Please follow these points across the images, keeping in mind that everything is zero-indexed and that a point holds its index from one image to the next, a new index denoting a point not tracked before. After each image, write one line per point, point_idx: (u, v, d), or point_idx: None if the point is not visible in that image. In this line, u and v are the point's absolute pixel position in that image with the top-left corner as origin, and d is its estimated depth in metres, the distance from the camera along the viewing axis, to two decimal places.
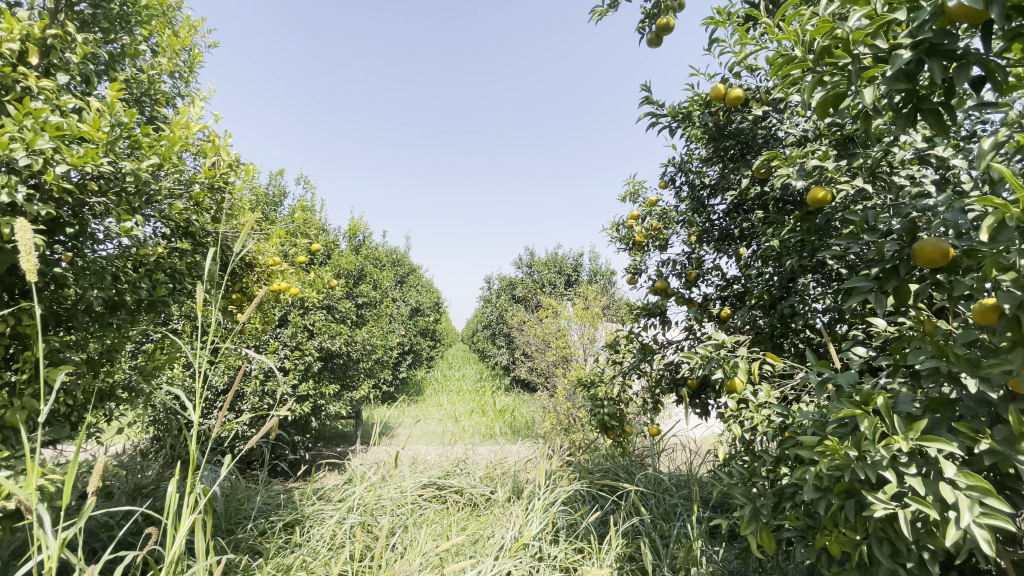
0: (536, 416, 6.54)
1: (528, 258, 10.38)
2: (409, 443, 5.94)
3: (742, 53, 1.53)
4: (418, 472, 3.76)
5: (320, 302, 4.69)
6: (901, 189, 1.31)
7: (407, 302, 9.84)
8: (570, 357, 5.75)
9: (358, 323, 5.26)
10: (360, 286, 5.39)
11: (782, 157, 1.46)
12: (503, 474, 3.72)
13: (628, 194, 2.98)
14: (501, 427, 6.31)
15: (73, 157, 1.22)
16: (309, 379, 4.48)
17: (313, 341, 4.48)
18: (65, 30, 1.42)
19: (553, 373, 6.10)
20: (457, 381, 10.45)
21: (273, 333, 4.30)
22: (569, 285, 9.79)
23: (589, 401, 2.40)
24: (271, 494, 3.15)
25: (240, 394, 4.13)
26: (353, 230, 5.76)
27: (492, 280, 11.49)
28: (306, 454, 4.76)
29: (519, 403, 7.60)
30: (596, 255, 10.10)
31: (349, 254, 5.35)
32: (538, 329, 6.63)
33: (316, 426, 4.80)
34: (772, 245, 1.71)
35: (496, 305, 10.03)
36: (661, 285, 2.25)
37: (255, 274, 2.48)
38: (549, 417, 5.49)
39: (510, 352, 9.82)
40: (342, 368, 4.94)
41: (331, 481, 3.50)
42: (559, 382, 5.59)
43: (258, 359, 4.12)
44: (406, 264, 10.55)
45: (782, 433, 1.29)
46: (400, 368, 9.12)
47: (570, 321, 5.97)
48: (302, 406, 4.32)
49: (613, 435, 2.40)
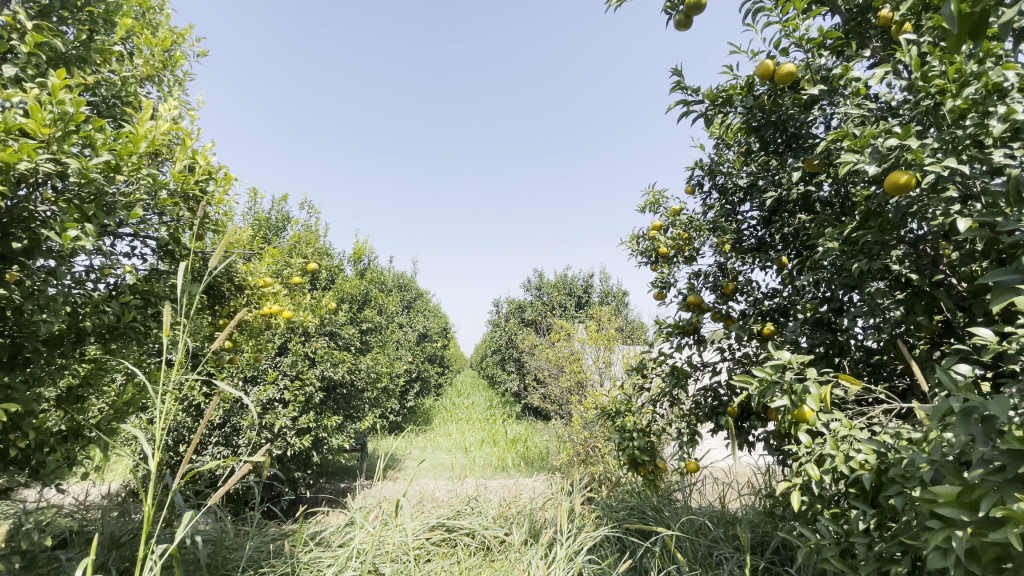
0: (550, 446, 6.19)
1: (537, 280, 10.14)
2: (418, 478, 5.62)
3: (790, 24, 1.32)
4: (426, 511, 3.47)
5: (323, 329, 4.48)
6: (1001, 171, 1.10)
7: (414, 328, 9.60)
8: (586, 382, 5.45)
9: (363, 349, 5.03)
10: (364, 311, 5.18)
11: (852, 139, 1.23)
12: (518, 513, 3.40)
13: (646, 204, 2.76)
14: (513, 458, 5.97)
15: (5, 152, 1.01)
16: (310, 411, 4.23)
17: (314, 369, 4.25)
18: (18, 18, 1.26)
19: (568, 400, 5.79)
20: (467, 409, 10.11)
21: (272, 363, 4.07)
22: (580, 308, 9.52)
23: (614, 434, 2.13)
24: (265, 538, 2.91)
25: (236, 428, 3.87)
26: (358, 254, 5.58)
27: (500, 303, 11.25)
28: (308, 491, 4.47)
29: (531, 432, 7.25)
30: (606, 276, 9.84)
31: (354, 278, 5.16)
32: (550, 353, 6.34)
33: (318, 461, 4.53)
34: (831, 248, 1.48)
35: (505, 329, 9.76)
36: (694, 300, 2.00)
37: (244, 296, 2.28)
38: (565, 447, 5.15)
39: (521, 378, 9.49)
40: (345, 398, 4.69)
41: (330, 523, 3.22)
42: (575, 409, 5.28)
43: (256, 390, 3.89)
44: (413, 289, 10.36)
45: (879, 476, 1.05)
46: (408, 397, 8.82)
47: (585, 344, 5.69)
48: (303, 439, 4.06)
49: (644, 472, 2.11)
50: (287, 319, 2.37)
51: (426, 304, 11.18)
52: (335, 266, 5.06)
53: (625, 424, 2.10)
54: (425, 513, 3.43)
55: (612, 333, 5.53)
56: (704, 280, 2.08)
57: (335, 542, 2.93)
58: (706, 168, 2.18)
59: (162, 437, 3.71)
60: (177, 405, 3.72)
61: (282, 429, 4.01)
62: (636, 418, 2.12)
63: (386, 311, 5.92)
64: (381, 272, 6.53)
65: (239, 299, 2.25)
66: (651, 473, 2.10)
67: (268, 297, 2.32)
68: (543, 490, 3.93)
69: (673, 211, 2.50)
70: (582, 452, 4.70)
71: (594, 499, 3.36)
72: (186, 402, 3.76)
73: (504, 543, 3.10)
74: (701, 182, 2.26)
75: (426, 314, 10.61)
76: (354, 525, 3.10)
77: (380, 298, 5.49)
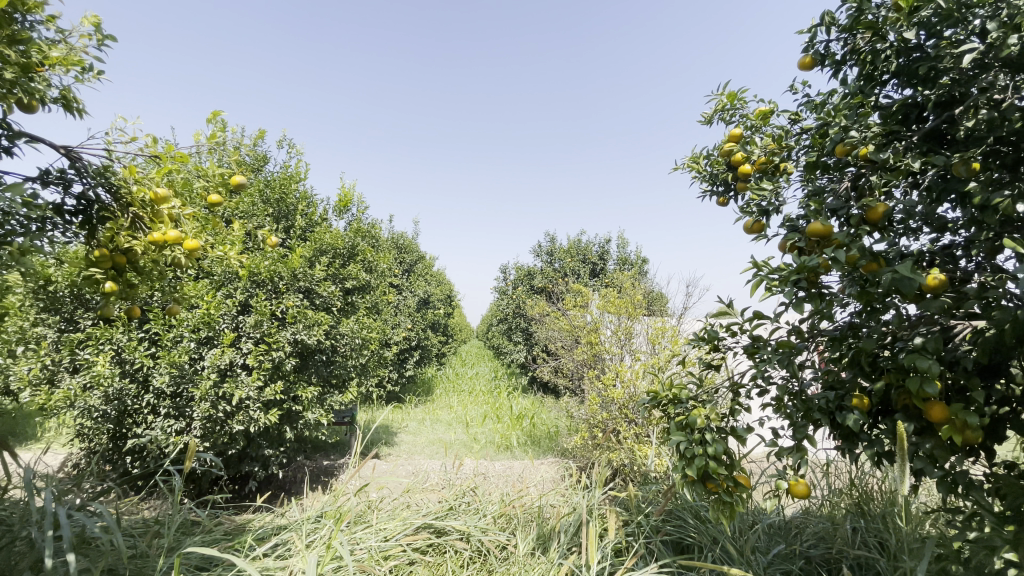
0: (559, 425, 5.54)
1: (548, 244, 9.33)
2: (411, 457, 5.03)
3: None
4: (412, 506, 2.83)
5: (296, 284, 3.77)
6: None
7: (415, 293, 8.85)
8: (604, 357, 4.73)
9: (348, 311, 4.34)
10: (350, 267, 4.44)
11: None
12: (523, 512, 2.76)
13: (715, 111, 2.01)
14: (517, 437, 5.38)
15: None
16: (280, 379, 3.57)
17: (285, 331, 3.57)
18: None
19: (581, 376, 5.08)
20: (470, 381, 9.51)
21: (231, 322, 3.40)
22: (594, 276, 8.77)
23: (675, 436, 1.42)
24: (214, 534, 2.34)
25: (191, 397, 3.24)
26: (343, 203, 4.80)
27: (507, 269, 10.50)
28: (281, 471, 3.88)
29: (539, 407, 6.61)
30: (624, 242, 8.99)
31: (338, 228, 4.43)
32: (562, 321, 5.63)
33: (294, 437, 3.92)
34: None
35: (513, 297, 9.05)
36: (820, 230, 1.25)
37: (128, 216, 1.61)
38: (578, 429, 4.49)
39: (528, 349, 8.81)
40: (325, 366, 4.02)
41: (292, 515, 2.59)
42: (590, 385, 4.60)
43: (211, 353, 3.22)
44: (415, 252, 9.53)
45: None
46: (406, 366, 8.23)
47: (603, 312, 4.94)
48: (270, 414, 3.43)
49: (716, 491, 1.40)
50: (197, 252, 1.62)
51: (430, 269, 10.43)
52: (315, 214, 4.32)
53: (696, 421, 1.38)
54: (411, 508, 2.79)
55: (635, 300, 4.79)
56: (828, 201, 1.34)
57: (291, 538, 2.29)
58: (839, 26, 1.42)
59: (99, 407, 3.09)
60: (116, 370, 3.08)
61: (244, 401, 3.36)
62: (713, 413, 1.39)
63: (378, 270, 5.20)
64: (373, 227, 5.77)
65: (118, 217, 1.59)
66: (730, 496, 1.40)
67: (166, 219, 1.60)
68: (551, 482, 3.29)
69: (760, 113, 1.78)
70: (599, 436, 4.03)
71: (619, 499, 2.69)
72: (127, 366, 3.11)
73: (506, 552, 2.47)
74: (826, 52, 1.50)
75: (429, 279, 9.86)
76: (322, 522, 2.47)
77: (370, 254, 4.76)
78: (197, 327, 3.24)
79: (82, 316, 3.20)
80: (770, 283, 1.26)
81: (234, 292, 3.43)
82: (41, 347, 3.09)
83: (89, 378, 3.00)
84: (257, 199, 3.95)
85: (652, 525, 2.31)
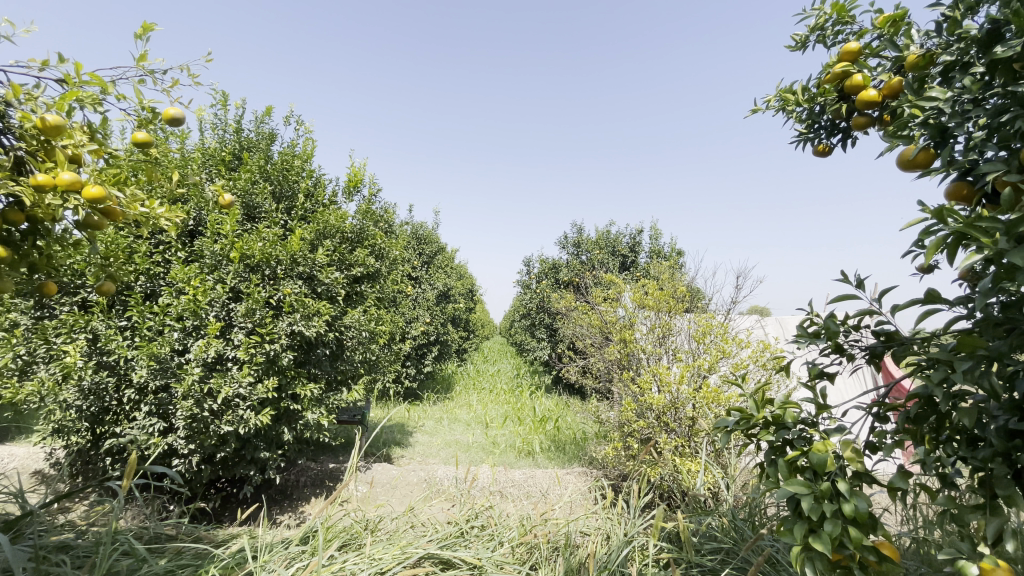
0: (586, 429, 5.06)
1: (576, 235, 8.82)
2: (424, 462, 4.63)
3: None
4: (417, 527, 2.39)
5: (295, 270, 3.39)
6: None
7: (434, 285, 8.45)
8: (639, 356, 4.21)
9: (355, 301, 3.96)
10: (358, 253, 4.06)
11: None
12: (547, 540, 2.29)
13: (812, 31, 1.51)
14: (539, 442, 4.94)
15: None
16: (275, 375, 3.20)
17: (282, 321, 3.19)
18: None
19: (612, 376, 4.58)
20: (491, 379, 9.11)
21: (221, 311, 3.04)
22: (625, 269, 8.22)
23: (784, 481, 0.91)
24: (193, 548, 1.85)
25: (174, 394, 2.90)
26: (354, 184, 4.42)
27: (531, 261, 10.03)
28: (279, 476, 3.53)
29: (564, 409, 6.14)
30: (657, 233, 8.40)
31: (345, 210, 4.04)
32: (590, 317, 5.14)
33: (294, 439, 3.56)
34: None
35: (537, 291, 8.58)
36: None
37: (16, 155, 1.17)
38: (609, 437, 4.00)
39: (553, 346, 8.32)
40: (328, 362, 3.65)
41: (285, 528, 2.17)
42: (623, 387, 4.09)
43: (196, 345, 2.86)
44: (435, 243, 9.10)
45: None
46: (424, 362, 7.87)
47: (639, 307, 4.39)
48: (262, 414, 3.06)
49: (846, 567, 0.88)
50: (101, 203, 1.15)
51: (450, 262, 10.03)
52: (323, 195, 3.96)
53: (823, 462, 0.88)
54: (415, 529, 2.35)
55: (674, 292, 4.25)
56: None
57: (271, 561, 1.75)
58: None
59: (74, 402, 2.78)
60: (91, 362, 2.75)
61: (233, 399, 3.00)
62: (848, 447, 0.89)
63: (392, 258, 4.81)
64: (386, 213, 5.37)
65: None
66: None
67: (59, 157, 1.15)
68: (580, 500, 2.81)
69: (887, 18, 1.25)
70: (634, 447, 3.54)
71: (664, 531, 2.19)
72: (104, 357, 2.79)
73: None
74: None
75: (450, 271, 9.45)
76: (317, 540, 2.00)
77: (381, 239, 4.36)
78: (182, 316, 2.89)
79: (58, 301, 2.89)
80: (982, 242, 0.75)
81: (224, 277, 3.07)
82: (12, 334, 2.78)
83: (60, 370, 2.68)
84: (256, 176, 3.59)
85: (706, 570, 1.79)
